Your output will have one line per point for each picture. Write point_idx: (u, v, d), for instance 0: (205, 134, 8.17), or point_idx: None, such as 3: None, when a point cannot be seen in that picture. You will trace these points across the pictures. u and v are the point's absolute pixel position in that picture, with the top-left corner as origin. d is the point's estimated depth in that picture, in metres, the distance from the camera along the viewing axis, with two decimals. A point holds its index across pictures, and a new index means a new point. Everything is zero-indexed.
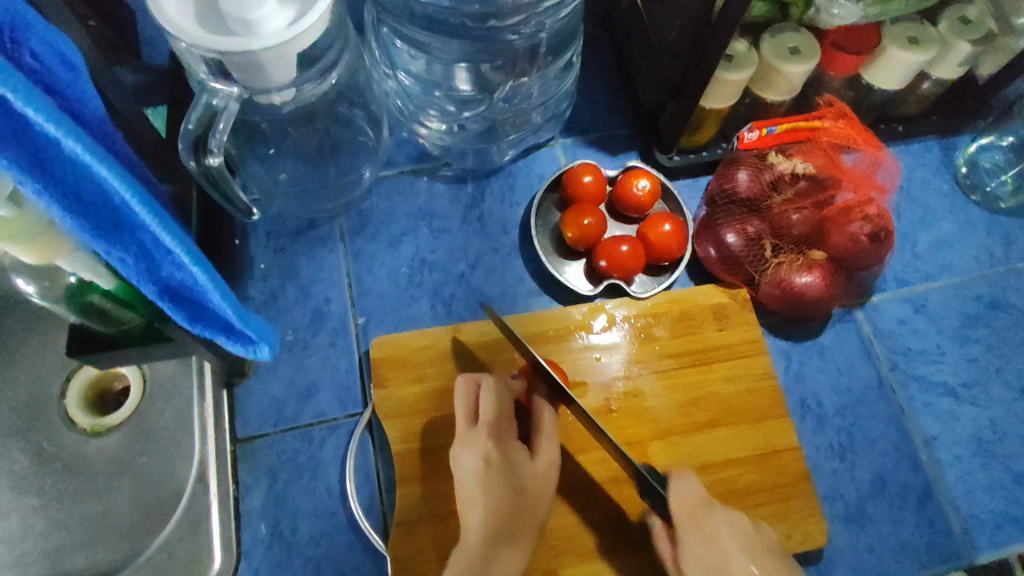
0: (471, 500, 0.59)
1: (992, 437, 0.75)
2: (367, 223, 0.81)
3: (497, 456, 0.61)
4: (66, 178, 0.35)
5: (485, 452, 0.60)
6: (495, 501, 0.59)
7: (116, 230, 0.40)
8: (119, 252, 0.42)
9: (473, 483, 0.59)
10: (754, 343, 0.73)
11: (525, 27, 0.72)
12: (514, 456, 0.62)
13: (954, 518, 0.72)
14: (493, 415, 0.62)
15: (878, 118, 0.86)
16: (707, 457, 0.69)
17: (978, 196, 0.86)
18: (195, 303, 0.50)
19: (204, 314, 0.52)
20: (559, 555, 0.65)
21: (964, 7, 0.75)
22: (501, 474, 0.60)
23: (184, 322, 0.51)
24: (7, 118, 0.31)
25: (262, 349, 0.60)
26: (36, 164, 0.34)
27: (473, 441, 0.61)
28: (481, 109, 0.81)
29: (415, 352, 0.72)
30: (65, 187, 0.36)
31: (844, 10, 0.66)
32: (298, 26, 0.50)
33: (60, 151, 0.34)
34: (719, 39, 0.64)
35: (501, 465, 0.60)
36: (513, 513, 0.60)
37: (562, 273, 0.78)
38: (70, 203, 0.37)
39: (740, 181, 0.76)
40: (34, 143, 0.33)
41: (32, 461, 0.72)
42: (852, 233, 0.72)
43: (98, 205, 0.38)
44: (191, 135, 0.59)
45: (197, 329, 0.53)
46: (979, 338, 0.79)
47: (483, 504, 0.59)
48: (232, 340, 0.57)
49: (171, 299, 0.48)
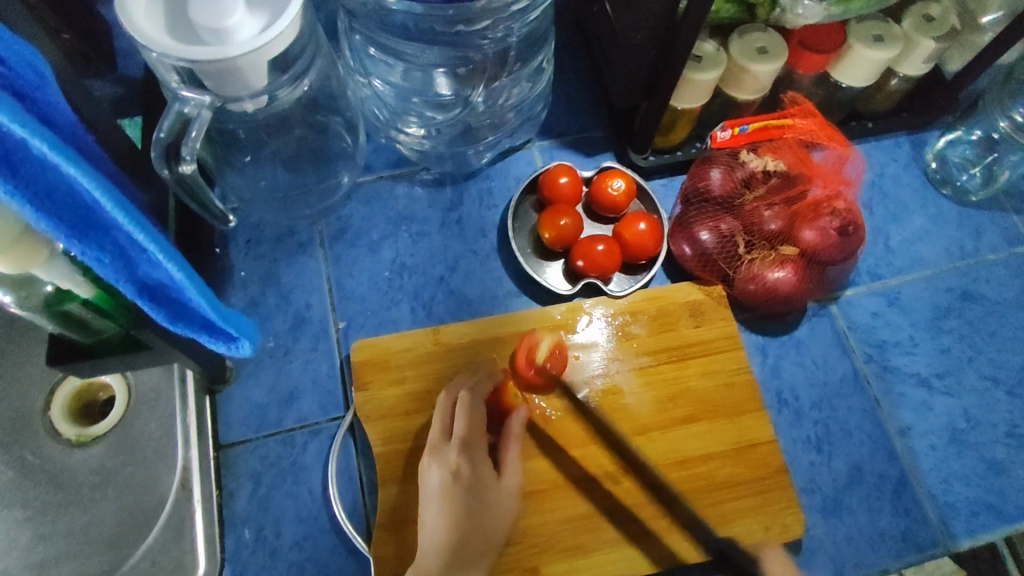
0: (432, 514, 0.60)
1: (965, 426, 0.76)
2: (347, 228, 0.82)
3: (465, 471, 0.61)
4: (39, 179, 0.36)
5: (453, 466, 0.61)
6: (458, 519, 0.59)
7: (92, 230, 0.40)
8: (95, 252, 0.41)
9: (439, 498, 0.60)
10: (730, 338, 0.74)
11: (495, 30, 0.73)
12: (481, 475, 0.62)
13: (930, 507, 0.73)
14: (465, 431, 0.63)
15: (849, 115, 0.88)
16: (685, 453, 0.70)
17: (948, 190, 0.87)
18: (175, 301, 0.50)
19: (186, 313, 0.52)
20: (538, 553, 0.66)
21: (927, 6, 0.76)
22: (468, 490, 0.61)
23: (166, 322, 0.51)
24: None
25: (243, 345, 0.60)
26: (7, 166, 0.34)
27: (443, 455, 0.62)
28: (457, 112, 0.83)
29: (396, 353, 0.72)
30: (37, 187, 0.36)
31: (808, 9, 0.67)
32: (266, 35, 0.51)
33: (30, 152, 0.35)
34: (685, 38, 0.65)
35: (468, 479, 0.61)
36: (474, 529, 0.60)
37: (541, 274, 0.79)
38: (43, 204, 0.37)
39: (713, 180, 0.76)
40: (5, 146, 0.34)
41: (16, 474, 0.72)
42: (822, 228, 0.73)
43: (71, 204, 0.38)
44: (163, 143, 0.59)
45: (179, 329, 0.53)
46: (952, 329, 0.80)
47: (445, 518, 0.59)
48: (212, 338, 0.57)
49: (151, 298, 0.48)
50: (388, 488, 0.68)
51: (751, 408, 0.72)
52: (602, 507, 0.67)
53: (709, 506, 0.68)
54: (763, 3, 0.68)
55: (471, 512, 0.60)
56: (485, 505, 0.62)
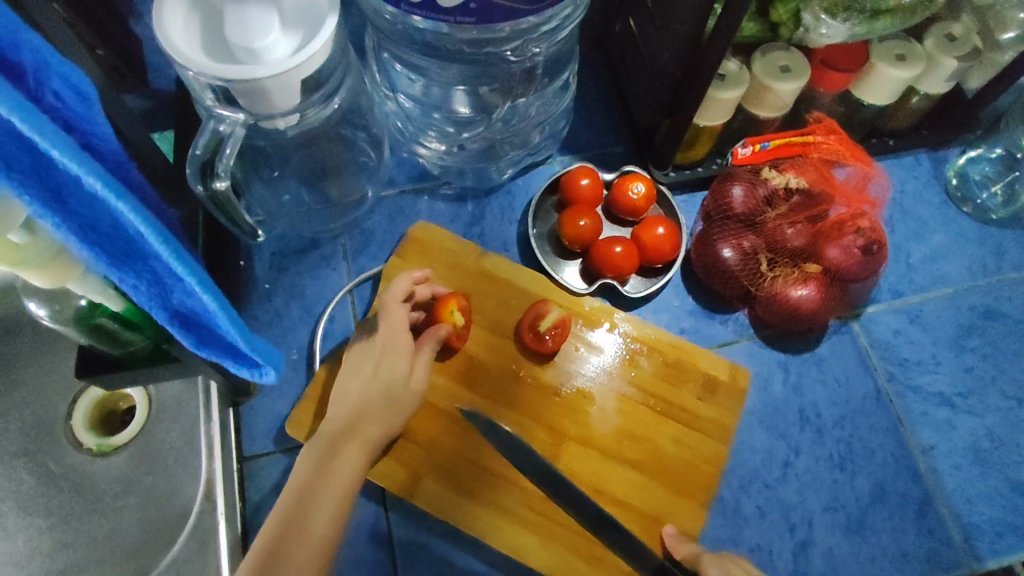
0: (352, 387, 0.66)
1: (989, 446, 0.76)
2: (370, 242, 0.82)
3: (383, 360, 0.66)
4: (85, 211, 0.36)
5: (375, 356, 0.67)
6: (366, 399, 0.64)
7: (130, 259, 0.41)
8: (131, 280, 0.42)
9: (358, 373, 0.66)
10: (722, 427, 0.72)
11: (524, 49, 0.73)
12: (397, 369, 0.66)
13: (954, 527, 0.72)
14: (391, 334, 0.67)
15: (869, 132, 0.88)
16: (607, 489, 0.69)
17: (970, 208, 0.87)
18: (205, 328, 0.50)
19: (212, 336, 0.52)
20: (431, 474, 0.68)
21: (950, 25, 0.77)
22: (377, 367, 0.66)
23: (191, 345, 0.51)
24: (32, 156, 0.32)
25: (267, 372, 0.59)
26: (56, 198, 0.34)
27: (374, 348, 0.68)
28: (480, 130, 0.83)
29: (438, 248, 0.77)
30: (82, 219, 0.36)
31: (832, 29, 0.67)
32: (300, 55, 0.52)
33: (79, 187, 0.35)
34: (712, 59, 0.66)
35: (379, 362, 0.66)
36: (376, 417, 0.64)
37: (559, 273, 0.80)
38: (87, 234, 0.37)
39: (735, 198, 0.77)
40: (56, 181, 0.34)
41: (39, 482, 0.73)
42: (846, 246, 0.74)
43: (115, 236, 0.39)
44: (199, 161, 0.60)
45: (203, 352, 0.53)
46: (975, 348, 0.80)
47: (358, 387, 0.65)
48: (237, 363, 0.57)
49: (181, 323, 0.49)
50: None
51: (699, 495, 0.71)
52: (515, 478, 0.68)
53: (594, 543, 0.67)
54: (787, 22, 0.68)
55: (379, 402, 0.64)
56: (392, 399, 0.65)
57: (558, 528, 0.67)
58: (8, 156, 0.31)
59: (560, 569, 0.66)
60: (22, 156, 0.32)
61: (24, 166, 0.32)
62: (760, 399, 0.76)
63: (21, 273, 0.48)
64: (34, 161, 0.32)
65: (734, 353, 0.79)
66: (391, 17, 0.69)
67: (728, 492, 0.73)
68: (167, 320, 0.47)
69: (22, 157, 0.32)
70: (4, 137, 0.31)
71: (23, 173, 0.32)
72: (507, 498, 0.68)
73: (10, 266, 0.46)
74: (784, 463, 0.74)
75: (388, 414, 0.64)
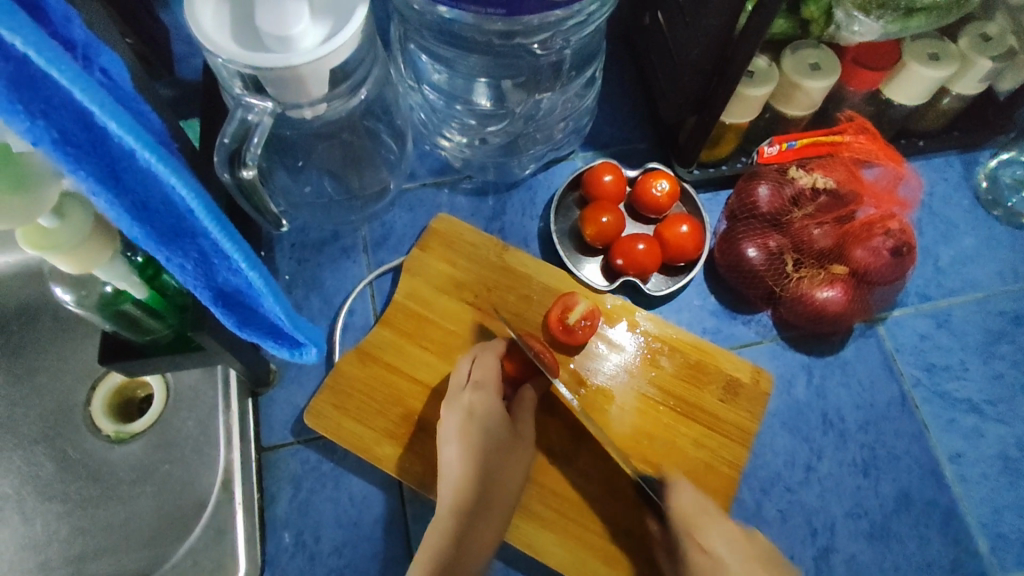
0: (453, 455, 0.64)
1: (1017, 454, 0.74)
2: (390, 235, 0.82)
3: (478, 411, 0.66)
4: (137, 185, 0.35)
5: (466, 407, 0.66)
6: (475, 459, 0.63)
7: (177, 238, 0.39)
8: (178, 258, 0.41)
9: (459, 437, 0.64)
10: (745, 430, 0.71)
11: (552, 41, 0.73)
12: (497, 420, 0.66)
13: (980, 537, 0.71)
14: (480, 382, 0.67)
15: (898, 133, 0.86)
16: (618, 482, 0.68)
17: (1000, 212, 0.86)
18: (247, 308, 0.49)
19: (253, 317, 0.51)
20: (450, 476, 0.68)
21: (984, 25, 0.75)
22: (482, 430, 0.65)
23: (234, 326, 0.50)
24: (87, 129, 0.31)
25: (308, 352, 0.57)
26: (111, 175, 0.33)
27: (459, 400, 0.66)
28: (504, 124, 0.83)
29: (463, 240, 0.77)
30: (134, 196, 0.35)
31: (865, 27, 0.66)
32: (329, 45, 0.51)
33: (133, 161, 0.33)
34: (742, 56, 0.65)
35: (481, 425, 0.65)
36: (491, 476, 0.63)
37: (579, 269, 0.79)
38: (138, 211, 0.36)
39: (761, 197, 0.76)
40: (111, 156, 0.33)
41: (57, 468, 0.73)
42: (875, 248, 0.73)
43: (162, 212, 0.37)
44: (227, 149, 0.60)
45: (245, 333, 0.51)
46: (1004, 355, 0.79)
47: (464, 454, 0.63)
48: (277, 343, 0.55)
49: (223, 304, 0.47)
50: (388, 329, 0.73)
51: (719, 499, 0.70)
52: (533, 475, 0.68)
53: (607, 543, 0.67)
54: (818, 19, 0.67)
55: (490, 460, 0.64)
56: (503, 463, 0.65)
57: (575, 527, 0.67)
58: (64, 130, 0.30)
59: (573, 567, 0.66)
60: (78, 129, 0.30)
61: (80, 140, 0.31)
62: (783, 401, 0.75)
63: (50, 257, 0.49)
64: (89, 136, 0.31)
65: (757, 354, 0.78)
66: (420, 7, 0.68)
67: (748, 495, 0.72)
68: (209, 299, 0.46)
69: (78, 131, 0.30)
70: (62, 109, 0.29)
71: (78, 147, 0.31)
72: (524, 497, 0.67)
73: (40, 248, 0.47)
74: (806, 467, 0.73)
75: (503, 481, 0.64)
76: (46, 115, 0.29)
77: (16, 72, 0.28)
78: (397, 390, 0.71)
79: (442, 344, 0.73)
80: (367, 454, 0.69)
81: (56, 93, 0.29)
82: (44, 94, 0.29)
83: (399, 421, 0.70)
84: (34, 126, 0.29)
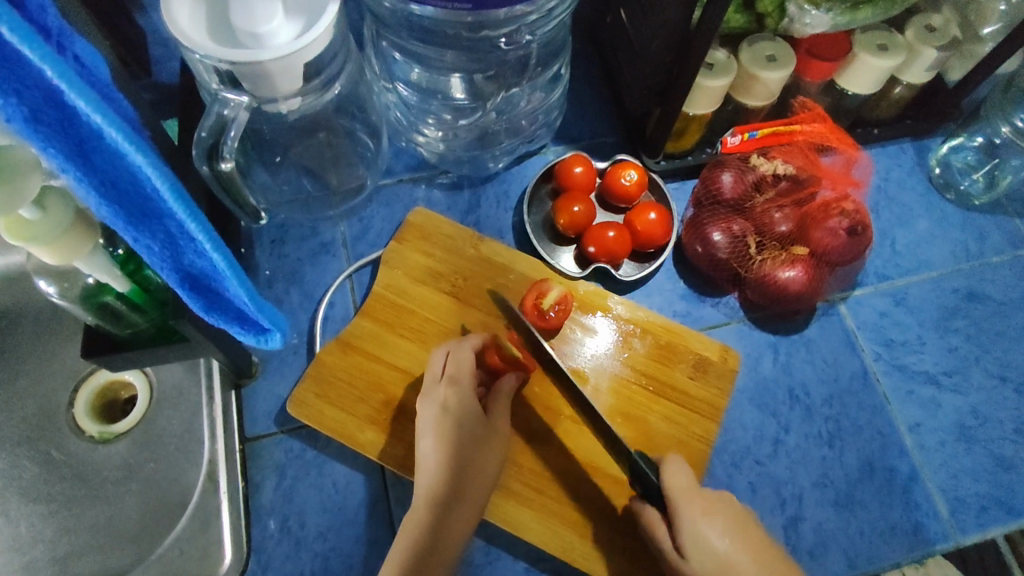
0: (429, 448, 0.65)
1: (973, 422, 0.78)
2: (368, 229, 0.84)
3: (454, 404, 0.67)
4: (105, 165, 0.36)
5: (442, 400, 0.67)
6: (451, 451, 0.64)
7: (146, 218, 0.41)
8: (146, 239, 0.42)
9: (434, 430, 0.65)
10: (714, 406, 0.74)
11: (518, 35, 0.75)
12: (473, 410, 0.67)
13: (940, 501, 0.74)
14: (455, 375, 0.68)
15: (854, 122, 0.90)
16: (597, 462, 0.71)
17: (952, 194, 0.90)
18: (214, 293, 0.51)
19: (220, 301, 0.52)
20: None
21: (927, 17, 0.79)
22: (457, 423, 0.66)
23: (201, 310, 0.51)
24: (58, 109, 0.32)
25: (273, 339, 0.60)
26: (80, 153, 0.34)
27: (434, 394, 0.67)
28: (476, 117, 0.86)
29: (438, 232, 0.80)
30: (103, 174, 0.36)
31: (816, 19, 0.70)
32: (303, 38, 0.53)
33: (102, 140, 0.35)
34: (698, 48, 0.68)
35: (456, 418, 0.66)
36: (466, 467, 0.64)
37: (554, 259, 0.82)
38: (108, 192, 0.37)
39: (724, 183, 0.79)
40: (80, 135, 0.34)
41: (42, 468, 0.74)
42: (832, 228, 0.76)
43: (131, 193, 0.39)
44: (206, 143, 0.62)
45: (212, 318, 0.53)
46: (959, 329, 0.83)
47: (439, 447, 0.64)
48: (244, 330, 0.57)
49: (191, 287, 0.48)
50: (367, 318, 0.75)
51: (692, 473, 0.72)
52: (514, 459, 0.70)
53: (586, 519, 0.69)
54: (772, 13, 0.71)
55: (465, 450, 0.65)
56: (479, 452, 0.66)
57: (551, 503, 0.69)
58: (35, 109, 0.31)
59: (552, 543, 0.68)
60: (48, 108, 0.32)
61: (52, 119, 0.32)
62: (751, 378, 0.78)
63: (33, 249, 0.50)
64: (60, 115, 0.32)
65: (726, 334, 0.81)
66: (391, 4, 0.71)
67: (720, 468, 0.74)
68: (177, 282, 0.47)
69: (49, 110, 0.32)
70: (32, 88, 0.31)
71: (50, 127, 0.32)
72: (504, 477, 0.69)
73: (21, 240, 0.48)
74: (774, 441, 0.76)
75: (480, 468, 0.65)
76: (19, 93, 0.30)
77: None
78: (376, 377, 0.73)
79: (419, 333, 0.75)
80: (348, 441, 0.71)
81: (28, 71, 0.30)
82: (18, 74, 0.30)
83: (380, 408, 0.72)
84: (8, 104, 0.30)
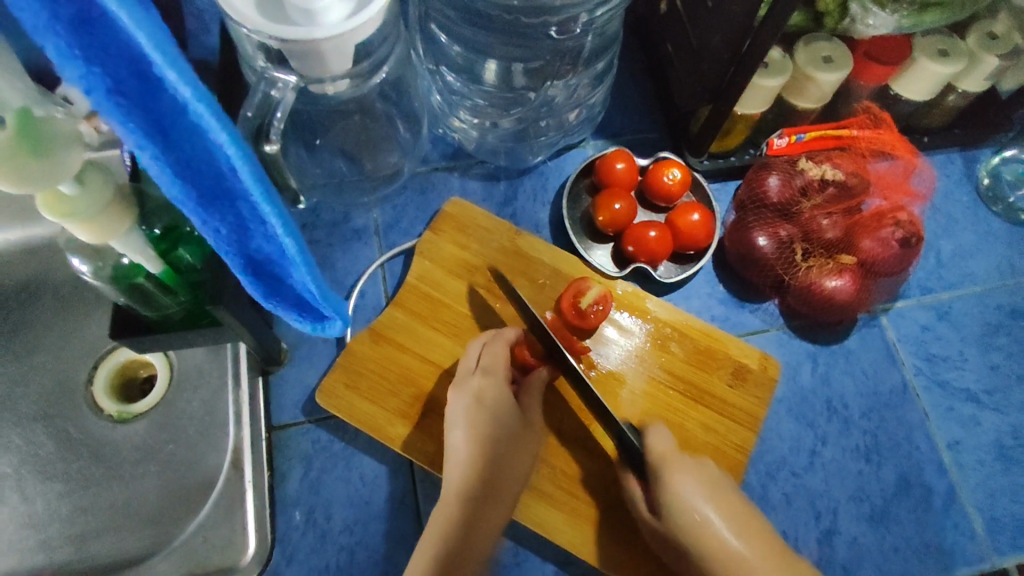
0: (460, 441, 0.63)
1: (1013, 443, 0.76)
2: (401, 217, 0.82)
3: (489, 396, 0.65)
4: (183, 143, 0.32)
5: (475, 392, 0.65)
6: (482, 443, 0.63)
7: (218, 201, 0.37)
8: (215, 222, 0.38)
9: (466, 422, 0.64)
10: (752, 415, 0.72)
11: (570, 24, 0.73)
12: (506, 406, 0.66)
13: (978, 520, 0.73)
14: (490, 368, 0.67)
15: (903, 129, 0.87)
16: None
17: (1000, 208, 0.88)
18: (276, 279, 0.47)
19: (280, 289, 0.48)
20: None
21: (990, 23, 0.77)
22: (491, 417, 0.64)
23: (261, 297, 0.47)
24: (141, 80, 0.29)
25: (333, 327, 0.55)
26: (159, 130, 0.31)
27: (468, 385, 0.66)
28: (517, 110, 0.84)
29: (475, 224, 0.78)
30: (181, 151, 0.33)
31: (879, 19, 0.67)
32: (355, 18, 0.50)
33: (183, 116, 0.31)
34: (761, 44, 0.65)
35: (489, 411, 0.64)
36: (498, 461, 0.62)
37: (590, 255, 0.80)
38: (182, 170, 0.34)
39: (771, 186, 0.77)
40: (159, 111, 0.31)
41: (59, 446, 0.72)
42: (884, 238, 0.75)
43: (205, 173, 0.35)
44: (251, 124, 0.59)
45: (271, 304, 0.49)
46: (1001, 347, 0.81)
47: (470, 438, 0.63)
48: (302, 317, 0.53)
49: (254, 273, 0.44)
50: (400, 309, 0.73)
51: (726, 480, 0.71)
52: (549, 459, 0.69)
53: (620, 523, 0.67)
54: (833, 11, 0.67)
55: (496, 444, 0.63)
56: (512, 451, 0.64)
57: (585, 506, 0.68)
58: (118, 79, 0.29)
59: (583, 546, 0.67)
60: (131, 78, 0.29)
61: (134, 91, 0.29)
62: (789, 387, 0.77)
63: (68, 225, 0.48)
64: (141, 86, 0.29)
65: (764, 341, 0.79)
66: None
67: (754, 478, 0.73)
68: (240, 267, 0.43)
69: (132, 82, 0.29)
70: (117, 56, 0.28)
71: (130, 99, 0.29)
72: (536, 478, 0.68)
73: (58, 215, 0.46)
74: (811, 452, 0.74)
75: (515, 469, 0.64)
76: (102, 62, 0.28)
77: (79, 16, 0.27)
78: (408, 370, 0.71)
79: (453, 327, 0.73)
80: (378, 434, 0.69)
81: (113, 40, 0.28)
82: (101, 42, 0.28)
83: (412, 401, 0.70)
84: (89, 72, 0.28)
